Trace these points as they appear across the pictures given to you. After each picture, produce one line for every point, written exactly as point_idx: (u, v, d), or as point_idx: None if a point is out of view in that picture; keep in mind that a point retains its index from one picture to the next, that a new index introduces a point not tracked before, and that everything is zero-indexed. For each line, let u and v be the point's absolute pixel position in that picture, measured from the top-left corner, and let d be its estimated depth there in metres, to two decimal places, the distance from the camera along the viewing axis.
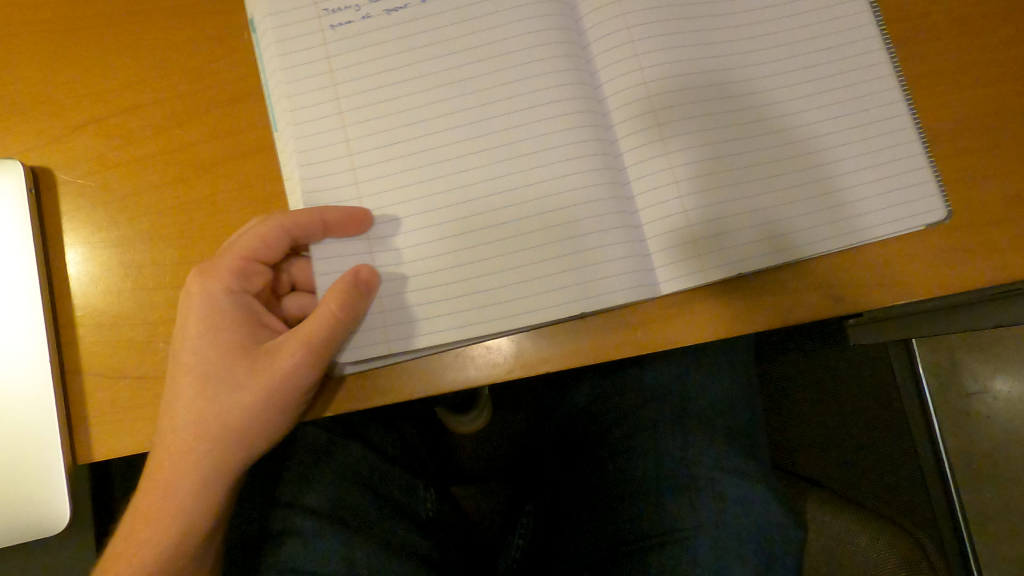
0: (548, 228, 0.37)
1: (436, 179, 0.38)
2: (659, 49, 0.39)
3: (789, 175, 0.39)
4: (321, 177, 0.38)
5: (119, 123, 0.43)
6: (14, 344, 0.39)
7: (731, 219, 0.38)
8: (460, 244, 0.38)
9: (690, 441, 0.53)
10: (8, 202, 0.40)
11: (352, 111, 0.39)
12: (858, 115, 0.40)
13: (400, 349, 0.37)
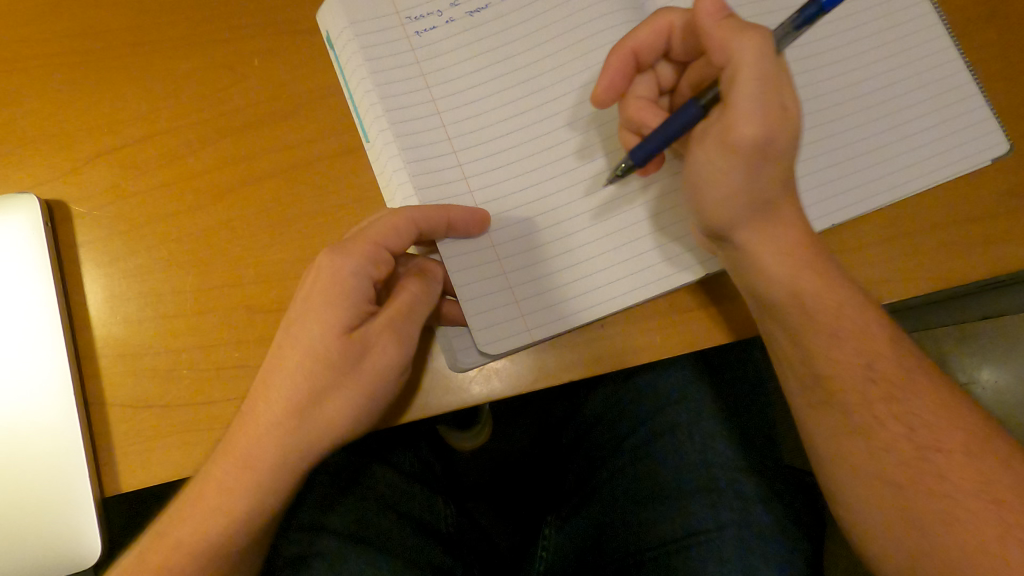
0: (651, 205, 0.40)
1: (542, 167, 0.41)
2: None
3: (871, 133, 0.41)
4: (429, 173, 0.40)
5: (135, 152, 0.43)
6: (35, 378, 0.39)
7: (821, 176, 0.41)
8: (574, 226, 0.40)
9: (708, 443, 0.54)
10: (24, 236, 0.40)
11: (449, 110, 0.41)
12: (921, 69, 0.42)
13: (542, 334, 0.39)
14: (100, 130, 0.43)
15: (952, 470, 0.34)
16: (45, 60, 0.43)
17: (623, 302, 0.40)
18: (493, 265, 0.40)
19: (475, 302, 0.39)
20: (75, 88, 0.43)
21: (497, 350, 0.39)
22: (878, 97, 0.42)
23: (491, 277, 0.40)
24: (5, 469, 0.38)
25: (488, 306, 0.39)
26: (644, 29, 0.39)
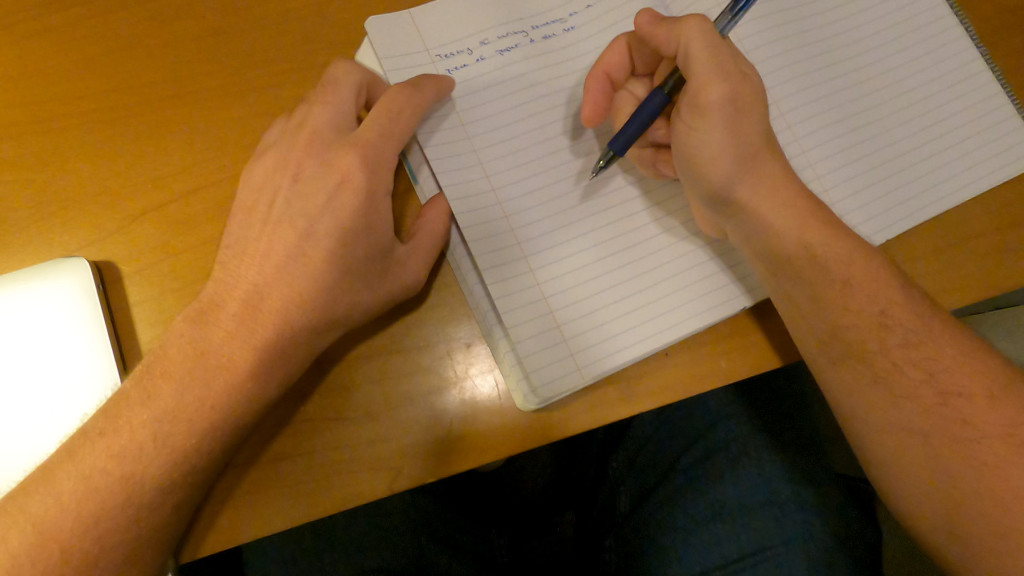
0: (667, 247, 0.44)
1: (578, 210, 0.43)
2: (789, 56, 0.46)
3: (922, 139, 0.46)
4: (478, 220, 0.42)
5: (182, 152, 0.44)
6: (81, 397, 0.40)
7: (890, 183, 0.45)
8: (611, 265, 0.43)
9: (764, 462, 0.57)
10: (78, 302, 0.41)
11: (493, 158, 0.43)
12: (952, 80, 0.48)
13: (594, 372, 0.41)
14: (147, 188, 0.44)
15: (1006, 450, 0.36)
16: (90, 123, 0.45)
17: (667, 339, 0.42)
18: (544, 308, 0.42)
19: (527, 347, 0.41)
20: (119, 150, 0.44)
21: (552, 393, 0.40)
22: (919, 112, 0.47)
23: (543, 320, 0.41)
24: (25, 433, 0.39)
25: (542, 349, 0.41)
26: (612, 51, 0.44)
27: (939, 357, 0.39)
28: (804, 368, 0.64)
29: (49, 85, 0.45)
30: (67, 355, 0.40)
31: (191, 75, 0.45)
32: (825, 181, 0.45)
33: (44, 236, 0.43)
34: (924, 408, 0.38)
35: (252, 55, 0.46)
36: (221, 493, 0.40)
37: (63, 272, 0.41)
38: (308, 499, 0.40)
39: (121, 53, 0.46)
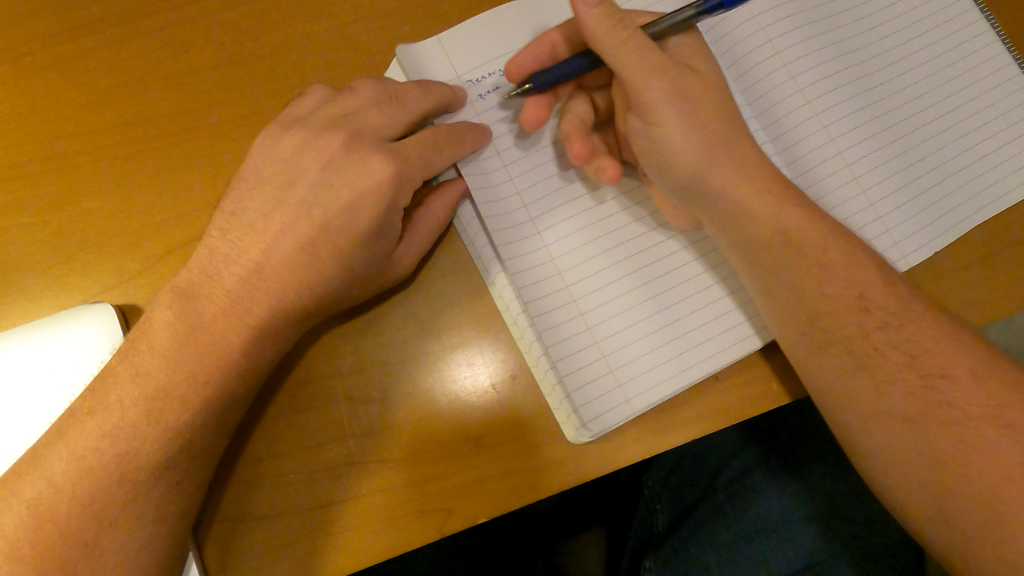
0: (695, 282, 0.46)
1: (617, 250, 0.46)
2: (823, 78, 0.49)
3: (946, 158, 0.50)
4: (526, 261, 0.45)
5: (208, 138, 0.48)
6: (77, 351, 0.43)
7: (916, 204, 0.48)
8: (650, 301, 0.46)
9: (784, 490, 0.62)
10: (96, 339, 0.43)
11: (535, 199, 0.46)
12: (974, 98, 0.51)
13: (643, 403, 0.44)
14: (169, 161, 0.48)
15: (984, 431, 0.38)
16: (119, 125, 0.49)
17: (705, 370, 0.45)
18: (591, 342, 0.44)
19: (579, 382, 0.44)
20: (135, 196, 0.48)
21: (603, 426, 0.43)
22: (943, 131, 0.50)
23: (591, 353, 0.44)
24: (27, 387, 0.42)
25: (593, 383, 0.44)
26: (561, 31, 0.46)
27: (922, 341, 0.40)
28: (812, 403, 0.65)
29: (95, 61, 0.49)
30: (79, 386, 0.42)
31: (203, 121, 0.49)
32: (850, 209, 0.48)
33: (68, 273, 0.47)
34: (908, 392, 0.39)
35: (258, 99, 0.49)
36: (245, 512, 0.44)
37: (87, 315, 0.44)
38: (315, 530, 0.43)
39: (135, 104, 0.49)
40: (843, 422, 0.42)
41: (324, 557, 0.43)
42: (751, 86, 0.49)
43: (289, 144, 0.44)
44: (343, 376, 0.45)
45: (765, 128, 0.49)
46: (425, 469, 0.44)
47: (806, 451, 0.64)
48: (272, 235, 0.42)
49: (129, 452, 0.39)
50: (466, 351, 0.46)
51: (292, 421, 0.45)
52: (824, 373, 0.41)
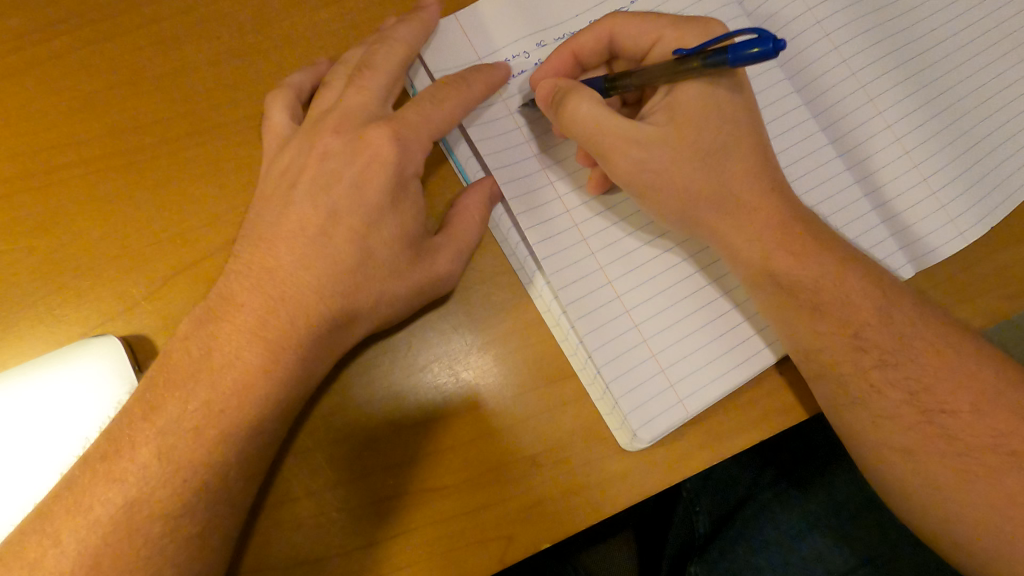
0: (713, 296, 0.46)
1: (648, 254, 0.46)
2: (867, 59, 0.50)
3: (993, 133, 0.51)
4: (570, 259, 0.45)
5: (203, 129, 0.47)
6: (90, 394, 0.42)
7: (964, 181, 0.50)
8: (683, 305, 0.46)
9: (817, 508, 0.60)
10: (108, 373, 0.42)
11: (569, 200, 0.46)
12: (1017, 70, 0.52)
13: (694, 404, 0.44)
14: (163, 157, 0.47)
15: (1000, 462, 0.39)
16: (112, 121, 0.47)
17: (739, 375, 0.45)
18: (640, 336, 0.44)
19: (630, 383, 0.43)
20: (130, 225, 0.46)
21: (655, 432, 0.43)
22: (988, 105, 0.51)
23: (641, 348, 0.44)
24: (40, 440, 0.41)
25: (644, 382, 0.44)
26: (586, 36, 0.46)
27: (921, 378, 0.41)
28: (827, 420, 0.64)
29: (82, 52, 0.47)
30: (94, 430, 0.42)
31: (187, 141, 0.47)
32: (899, 193, 0.49)
33: (68, 286, 0.45)
34: (910, 427, 0.41)
35: (248, 129, 0.47)
36: (282, 560, 0.43)
37: (92, 348, 0.43)
38: (361, 568, 0.43)
39: (125, 135, 0.47)
40: (877, 452, 0.42)
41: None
42: (799, 73, 0.50)
43: (297, 183, 0.43)
44: (368, 409, 0.45)
45: (815, 115, 0.50)
46: (465, 498, 0.44)
47: (823, 466, 0.62)
48: (292, 238, 0.41)
49: (154, 478, 0.35)
50: (488, 376, 0.45)
51: (323, 456, 0.44)
52: (844, 404, 0.43)
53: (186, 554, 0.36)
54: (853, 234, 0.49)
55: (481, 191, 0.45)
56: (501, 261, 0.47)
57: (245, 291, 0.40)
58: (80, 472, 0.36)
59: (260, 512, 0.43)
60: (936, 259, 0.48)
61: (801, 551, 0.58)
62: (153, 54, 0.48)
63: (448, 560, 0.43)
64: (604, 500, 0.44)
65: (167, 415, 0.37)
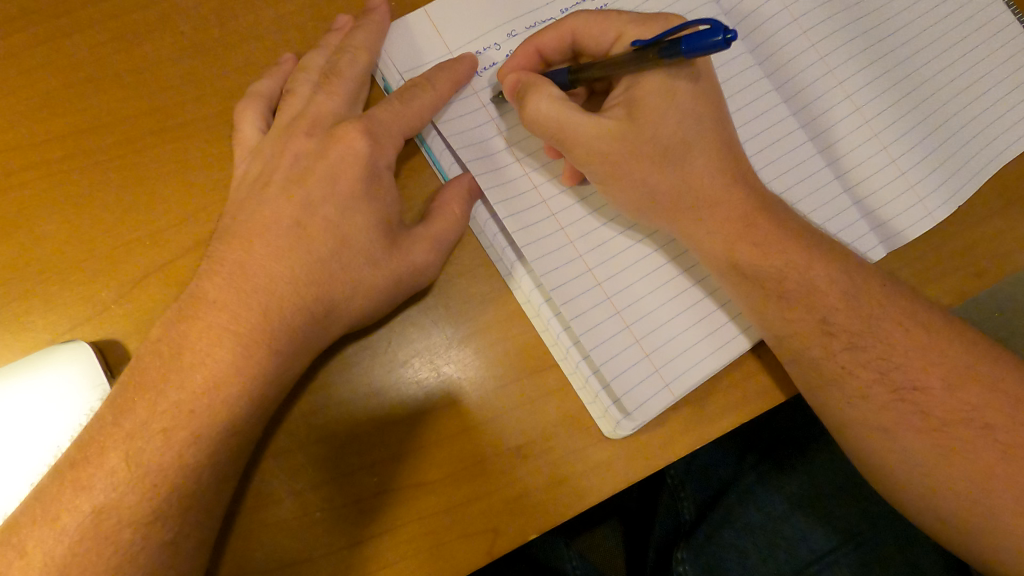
0: (688, 283, 0.47)
1: (624, 243, 0.46)
2: (833, 45, 0.51)
3: (956, 114, 0.52)
4: (548, 249, 0.45)
5: (167, 126, 0.46)
6: (60, 401, 0.41)
7: (930, 162, 0.51)
8: (661, 293, 0.46)
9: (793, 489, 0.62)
10: (78, 379, 0.41)
11: (545, 192, 0.46)
12: (976, 53, 0.53)
13: (678, 389, 0.44)
14: (126, 157, 0.46)
15: (971, 435, 0.40)
16: (71, 121, 0.46)
17: (719, 359, 0.45)
18: (619, 325, 0.44)
19: (614, 369, 0.43)
20: (97, 226, 0.45)
21: (645, 416, 0.43)
22: (951, 88, 0.52)
23: (620, 336, 0.44)
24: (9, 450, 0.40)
25: (628, 368, 0.44)
26: (551, 30, 0.45)
27: (892, 358, 0.42)
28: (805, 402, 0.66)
29: (36, 52, 0.46)
30: (65, 438, 0.40)
31: (151, 140, 0.46)
32: (869, 176, 0.50)
33: (31, 292, 0.44)
34: (884, 405, 0.42)
35: (214, 129, 0.47)
36: (261, 564, 0.42)
37: (59, 355, 0.41)
38: (347, 567, 0.42)
39: (88, 135, 0.46)
40: (853, 430, 0.43)
41: None
42: (769, 60, 0.50)
43: (270, 185, 0.43)
44: (349, 405, 0.44)
45: (785, 100, 0.50)
46: (451, 492, 0.43)
47: (804, 447, 0.63)
48: (262, 236, 0.41)
49: (125, 482, 0.34)
50: (468, 370, 0.45)
51: (305, 456, 0.43)
52: (818, 385, 0.43)
53: (162, 561, 0.35)
54: (824, 218, 0.49)
55: (458, 184, 0.45)
56: (477, 254, 0.47)
57: (214, 289, 0.39)
58: (48, 483, 0.35)
59: (237, 516, 0.42)
60: (906, 240, 0.49)
61: (787, 533, 0.60)
62: (113, 53, 0.47)
63: (438, 554, 0.42)
64: (588, 490, 0.44)
65: (135, 419, 0.36)
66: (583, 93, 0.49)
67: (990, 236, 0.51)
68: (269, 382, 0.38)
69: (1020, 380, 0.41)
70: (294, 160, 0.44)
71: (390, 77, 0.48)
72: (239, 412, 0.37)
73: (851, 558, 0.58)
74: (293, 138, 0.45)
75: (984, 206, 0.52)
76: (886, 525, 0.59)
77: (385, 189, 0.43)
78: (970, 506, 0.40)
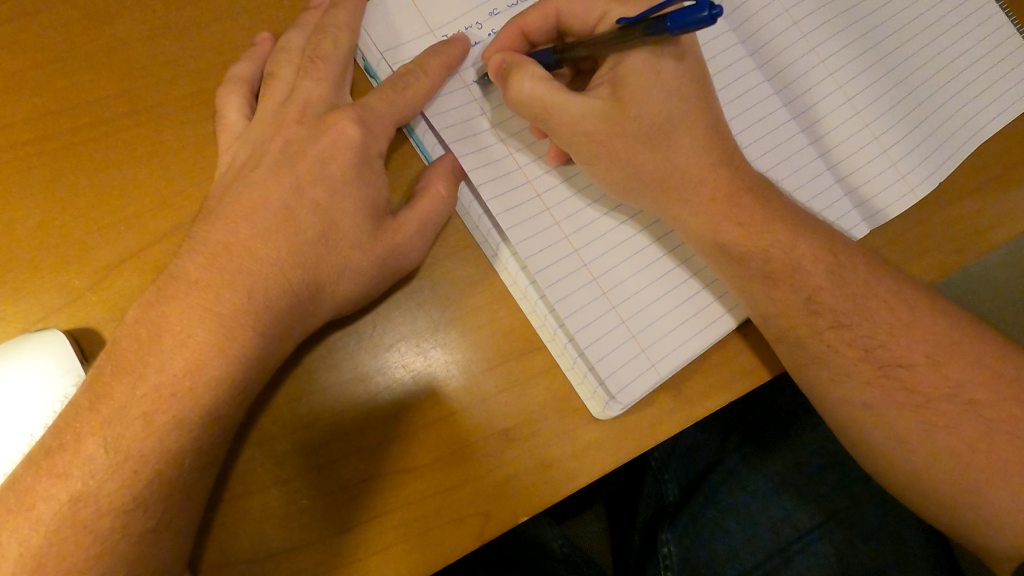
0: (673, 264, 0.46)
1: (609, 224, 0.46)
2: (815, 23, 0.51)
3: (938, 92, 0.52)
4: (534, 231, 0.44)
5: (138, 106, 0.45)
6: (32, 392, 0.40)
7: (912, 139, 0.51)
8: (646, 274, 0.46)
9: (777, 468, 0.63)
10: (50, 368, 0.40)
11: (530, 173, 0.46)
12: (956, 31, 0.53)
13: (665, 370, 0.44)
14: (97, 137, 0.44)
15: (954, 411, 0.41)
16: (39, 100, 0.44)
17: (704, 339, 0.45)
18: (605, 306, 0.44)
19: (601, 350, 0.43)
20: (70, 209, 0.43)
21: (632, 396, 0.43)
22: (932, 65, 0.52)
23: (606, 317, 0.44)
24: None
25: (615, 349, 0.44)
26: (536, 9, 0.45)
27: (876, 336, 0.42)
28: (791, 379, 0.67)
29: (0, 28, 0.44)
30: (39, 427, 0.39)
31: (123, 121, 0.45)
32: (851, 154, 0.50)
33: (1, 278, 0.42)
34: (871, 382, 0.42)
35: (191, 108, 0.45)
36: (246, 553, 0.41)
37: (32, 344, 0.40)
38: (334, 553, 0.42)
39: (58, 114, 0.44)
40: (839, 408, 0.43)
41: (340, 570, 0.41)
42: (753, 37, 0.50)
43: (250, 165, 0.42)
44: (333, 391, 0.44)
45: (769, 79, 0.50)
46: (439, 477, 0.43)
47: (785, 429, 0.65)
48: (241, 217, 0.40)
49: (103, 470, 0.33)
50: (453, 354, 0.45)
51: (290, 442, 0.43)
52: (805, 364, 0.43)
53: (144, 549, 0.34)
54: (808, 196, 0.49)
55: (442, 165, 0.44)
56: (462, 237, 0.46)
57: (191, 272, 0.38)
58: (23, 471, 0.34)
59: (220, 505, 0.41)
60: (888, 216, 0.49)
61: (771, 510, 0.61)
62: (82, 28, 0.45)
63: (427, 538, 0.42)
64: (577, 471, 0.44)
65: (114, 405, 0.35)
66: (568, 73, 0.48)
67: (971, 215, 0.51)
68: (251, 366, 0.37)
69: (1002, 356, 0.42)
70: (274, 140, 0.43)
71: (369, 56, 0.47)
72: (222, 397, 0.36)
73: (835, 533, 0.60)
74: (272, 117, 0.43)
75: (964, 186, 0.52)
76: (862, 500, 0.61)
77: (367, 169, 0.42)
78: (954, 479, 0.40)
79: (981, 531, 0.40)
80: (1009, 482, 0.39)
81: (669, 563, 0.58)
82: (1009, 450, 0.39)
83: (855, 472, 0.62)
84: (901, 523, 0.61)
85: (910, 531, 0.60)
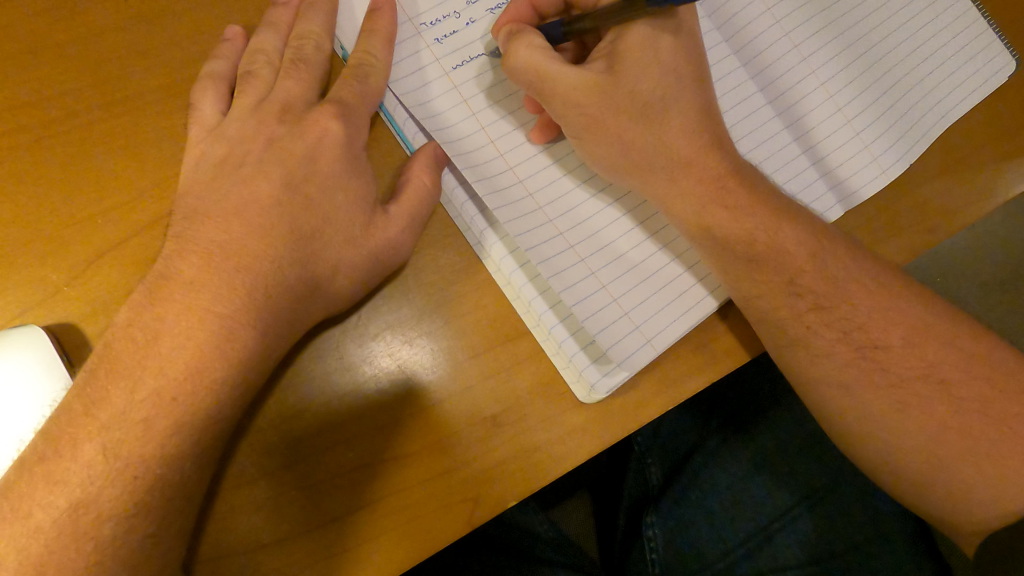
0: (656, 245, 0.47)
1: (592, 208, 0.46)
2: (788, 8, 0.51)
3: (908, 73, 0.53)
4: (520, 213, 0.44)
5: (111, 99, 0.44)
6: (19, 393, 0.39)
7: (883, 121, 0.52)
8: (631, 254, 0.46)
9: (759, 447, 0.64)
10: (35, 367, 0.39)
11: (514, 157, 0.46)
12: (925, 13, 0.54)
13: (661, 344, 0.44)
14: (72, 131, 0.43)
15: (932, 393, 0.42)
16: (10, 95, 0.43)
17: (693, 317, 0.46)
18: (597, 284, 0.44)
19: (596, 327, 0.43)
20: (47, 207, 0.43)
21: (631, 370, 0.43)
22: (902, 46, 0.53)
23: (597, 296, 0.44)
24: None
25: (609, 326, 0.44)
26: None
27: (857, 321, 0.43)
28: (769, 359, 0.67)
29: None
30: (29, 428, 0.39)
31: (98, 113, 0.44)
32: (825, 138, 0.51)
33: None
34: (853, 367, 0.43)
35: (165, 101, 0.44)
36: (238, 547, 0.41)
37: (11, 342, 0.39)
38: (330, 544, 0.42)
39: (30, 107, 0.43)
40: (822, 393, 0.44)
41: (337, 559, 0.42)
42: (728, 24, 0.50)
43: (233, 161, 0.41)
44: (321, 383, 0.44)
45: (744, 64, 0.50)
46: (427, 465, 0.43)
47: (769, 410, 0.66)
48: (228, 216, 0.39)
49: (100, 475, 0.33)
50: (438, 341, 0.45)
51: (277, 436, 0.43)
52: (788, 347, 0.44)
53: (146, 552, 0.34)
54: (785, 179, 0.50)
55: (424, 155, 0.44)
56: (446, 227, 0.46)
57: (178, 272, 0.37)
58: (16, 478, 0.34)
59: (213, 502, 0.42)
60: (861, 198, 0.50)
61: (753, 491, 0.62)
62: (50, 22, 0.44)
63: (422, 523, 0.43)
64: (564, 455, 0.45)
65: (109, 410, 0.34)
66: (570, 48, 0.49)
67: (941, 198, 0.52)
68: (246, 367, 0.37)
69: (973, 339, 0.43)
70: (256, 136, 0.42)
71: (345, 42, 0.46)
72: (219, 399, 0.36)
73: (813, 513, 0.62)
74: (254, 113, 0.43)
75: (934, 168, 0.53)
76: (840, 478, 0.64)
77: (352, 163, 0.42)
78: (933, 461, 0.42)
79: (957, 510, 0.42)
80: (982, 462, 0.40)
81: (654, 546, 0.60)
82: (983, 431, 0.41)
83: (834, 451, 0.64)
84: (876, 497, 0.63)
85: (885, 506, 0.63)
